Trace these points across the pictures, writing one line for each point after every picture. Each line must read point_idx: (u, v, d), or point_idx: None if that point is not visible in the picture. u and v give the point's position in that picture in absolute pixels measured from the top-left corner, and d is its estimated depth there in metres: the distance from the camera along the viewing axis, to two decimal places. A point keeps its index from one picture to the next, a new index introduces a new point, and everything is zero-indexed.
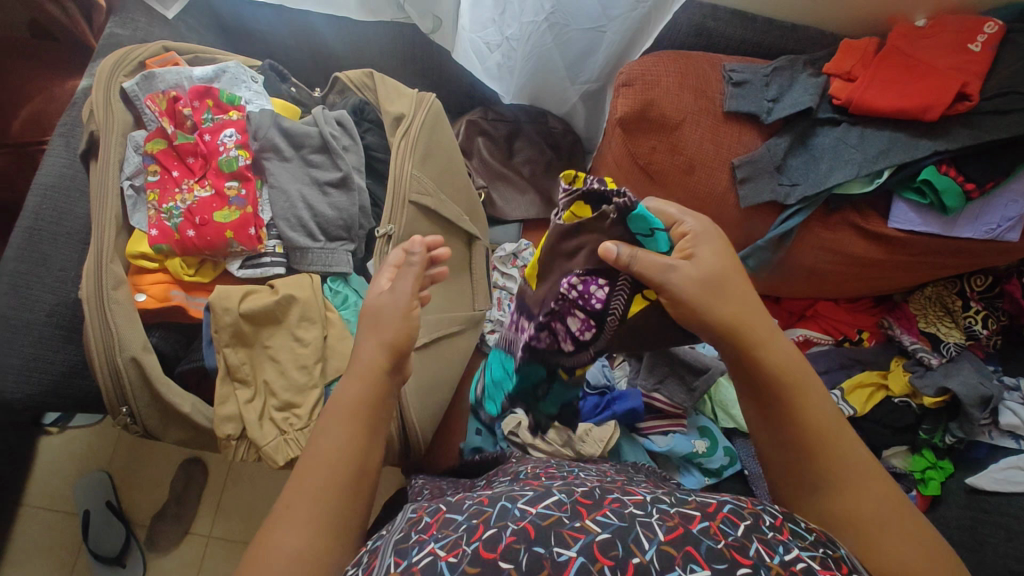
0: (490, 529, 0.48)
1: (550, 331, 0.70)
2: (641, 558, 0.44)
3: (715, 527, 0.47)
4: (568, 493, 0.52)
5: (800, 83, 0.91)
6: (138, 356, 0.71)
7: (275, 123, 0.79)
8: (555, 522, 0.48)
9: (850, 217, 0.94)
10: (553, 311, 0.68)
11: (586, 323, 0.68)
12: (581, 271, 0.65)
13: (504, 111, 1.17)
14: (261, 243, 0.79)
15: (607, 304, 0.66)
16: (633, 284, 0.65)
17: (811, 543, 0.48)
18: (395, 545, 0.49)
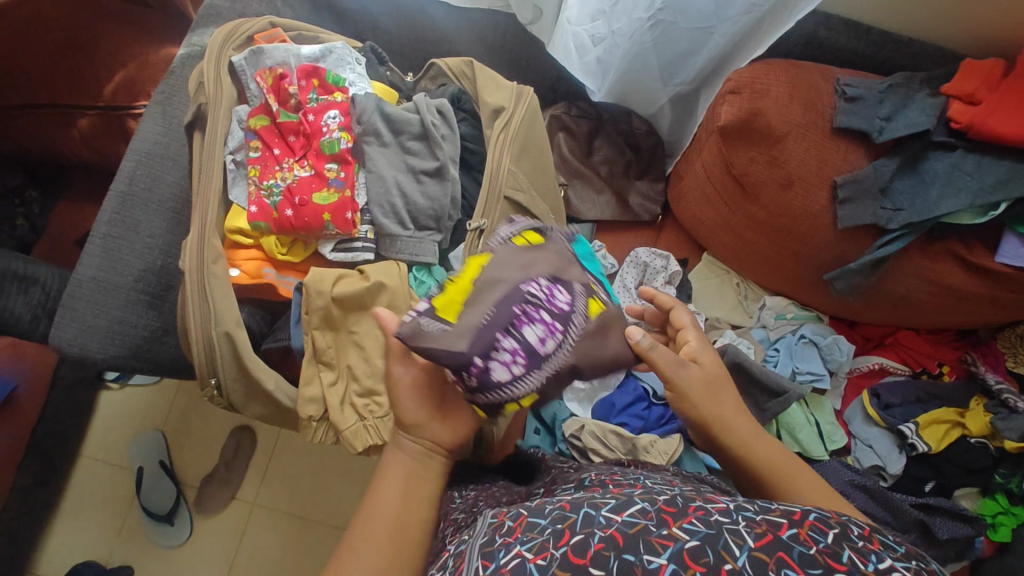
0: (577, 534, 0.43)
1: (500, 350, 0.57)
2: (733, 564, 0.39)
3: (805, 534, 0.41)
4: (648, 499, 0.46)
5: (917, 102, 0.85)
6: (232, 331, 0.71)
7: (377, 107, 0.79)
8: (641, 530, 0.42)
9: (954, 248, 0.89)
10: (514, 315, 0.58)
11: (551, 327, 0.60)
12: (546, 276, 0.63)
13: (588, 108, 1.15)
14: (355, 227, 0.78)
15: (572, 305, 0.63)
16: (585, 291, 0.67)
17: (904, 555, 0.41)
18: (480, 547, 0.45)
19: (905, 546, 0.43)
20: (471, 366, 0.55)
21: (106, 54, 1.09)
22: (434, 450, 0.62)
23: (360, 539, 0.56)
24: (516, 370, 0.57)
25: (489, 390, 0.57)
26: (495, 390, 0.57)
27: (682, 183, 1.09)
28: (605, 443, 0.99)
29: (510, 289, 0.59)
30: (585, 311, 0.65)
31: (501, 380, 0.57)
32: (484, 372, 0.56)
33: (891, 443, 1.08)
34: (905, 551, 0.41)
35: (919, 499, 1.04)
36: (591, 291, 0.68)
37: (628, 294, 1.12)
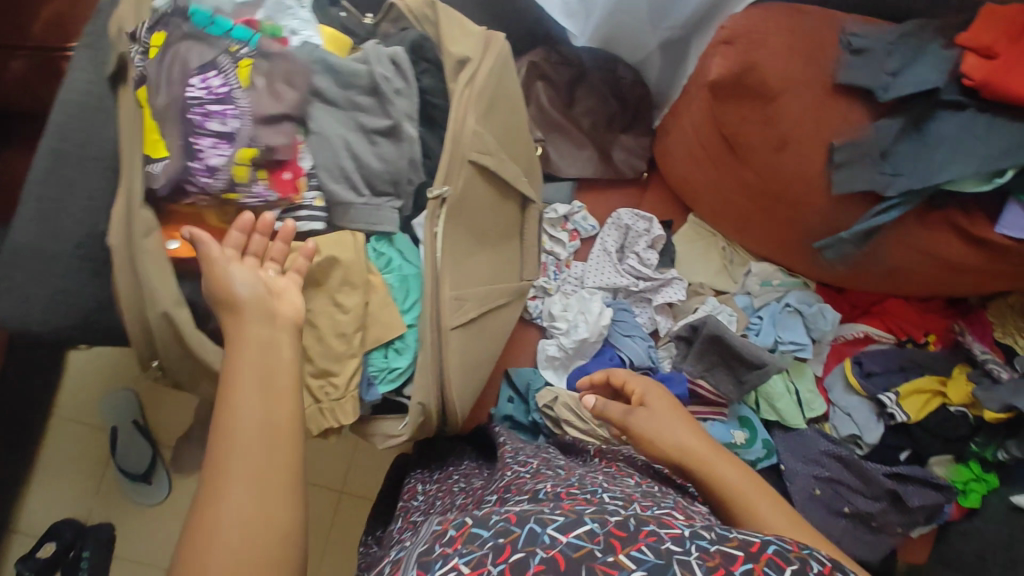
0: (516, 552, 0.41)
1: (203, 165, 0.65)
2: None
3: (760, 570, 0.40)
4: (599, 519, 0.44)
5: (928, 55, 0.77)
6: (170, 312, 0.66)
7: (321, 58, 0.70)
8: (586, 555, 0.41)
9: (953, 218, 0.83)
10: (192, 126, 0.64)
11: (212, 97, 0.65)
12: (191, 70, 0.64)
13: (570, 54, 1.06)
14: (298, 193, 0.71)
15: (229, 81, 0.65)
16: (231, 53, 0.66)
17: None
18: (419, 556, 0.43)
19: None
20: (199, 185, 0.65)
21: None
22: (283, 329, 0.59)
23: (230, 450, 0.50)
24: (225, 148, 0.65)
25: (229, 191, 0.66)
26: (235, 189, 0.67)
27: (668, 139, 1.01)
28: (579, 416, 0.97)
29: (173, 108, 0.64)
30: (240, 78, 0.66)
31: (227, 181, 0.66)
32: (211, 170, 0.65)
33: (869, 412, 1.06)
34: None
35: (892, 469, 1.04)
36: (237, 53, 0.66)
37: (608, 258, 1.07)
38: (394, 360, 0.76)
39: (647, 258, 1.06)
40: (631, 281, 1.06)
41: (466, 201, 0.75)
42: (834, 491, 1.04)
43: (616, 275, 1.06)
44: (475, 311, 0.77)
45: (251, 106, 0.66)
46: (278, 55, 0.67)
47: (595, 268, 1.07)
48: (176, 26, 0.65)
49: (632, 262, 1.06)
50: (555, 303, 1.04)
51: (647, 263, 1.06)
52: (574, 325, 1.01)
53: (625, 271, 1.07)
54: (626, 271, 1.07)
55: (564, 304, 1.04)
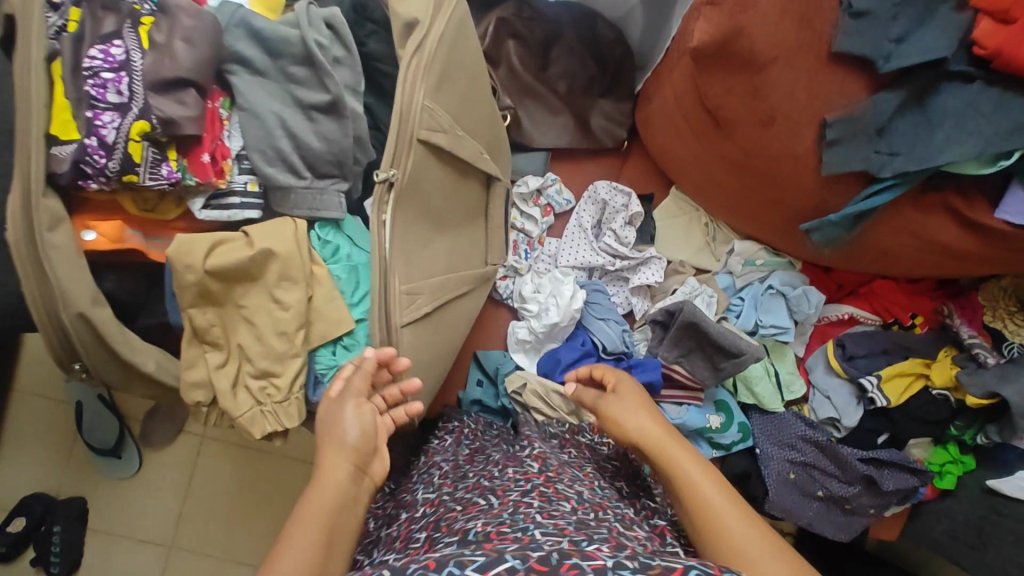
0: None
1: (97, 139, 0.56)
2: None
3: None
4: (521, 555, 0.40)
5: (939, 17, 0.68)
6: (86, 311, 0.59)
7: (243, 22, 0.61)
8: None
9: (950, 201, 0.77)
10: (86, 97, 0.56)
11: (106, 63, 0.56)
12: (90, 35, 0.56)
13: (543, 8, 0.96)
14: (223, 176, 0.64)
15: (129, 45, 0.57)
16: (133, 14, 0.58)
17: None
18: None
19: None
20: (93, 163, 0.56)
21: None
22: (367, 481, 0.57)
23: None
24: (119, 120, 0.56)
25: (127, 169, 0.57)
26: (135, 167, 0.57)
27: (650, 107, 0.92)
28: (547, 403, 0.93)
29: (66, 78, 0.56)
30: (139, 40, 0.57)
31: (125, 157, 0.57)
32: (105, 147, 0.56)
33: (849, 395, 1.03)
34: None
35: (868, 453, 1.02)
36: (140, 12, 0.58)
37: (583, 236, 1.01)
38: (342, 358, 0.71)
39: (625, 236, 0.99)
40: (607, 260, 1.00)
41: (418, 184, 0.68)
42: (807, 474, 1.02)
43: (591, 253, 1.00)
44: (431, 306, 0.71)
45: (147, 69, 0.57)
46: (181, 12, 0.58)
47: (569, 246, 1.01)
48: None
49: (608, 239, 1.00)
50: (526, 283, 0.99)
51: (624, 242, 0.99)
52: (544, 308, 0.96)
53: (601, 249, 1.00)
54: (602, 249, 1.00)
55: (535, 285, 0.98)
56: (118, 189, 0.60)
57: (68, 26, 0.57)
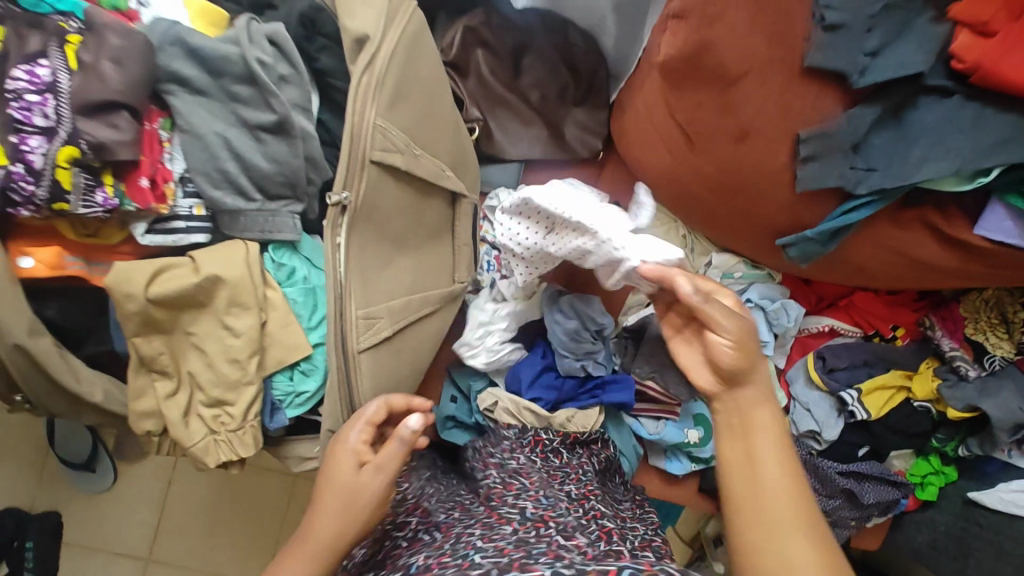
0: None
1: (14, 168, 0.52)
2: None
3: None
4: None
5: (916, 31, 0.66)
6: (24, 344, 0.58)
7: (178, 39, 0.58)
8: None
9: (929, 217, 0.75)
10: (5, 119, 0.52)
11: (31, 84, 0.52)
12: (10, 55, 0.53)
13: (512, 17, 0.92)
14: (166, 201, 0.61)
15: (48, 64, 0.53)
16: (54, 32, 0.54)
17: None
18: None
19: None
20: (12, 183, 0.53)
21: None
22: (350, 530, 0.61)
23: None
24: (46, 145, 0.53)
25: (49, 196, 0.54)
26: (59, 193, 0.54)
27: (623, 117, 0.89)
28: (519, 420, 0.88)
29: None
30: (65, 59, 0.54)
31: (47, 184, 0.54)
32: (33, 173, 0.53)
33: (830, 408, 1.01)
34: None
35: (850, 468, 1.01)
36: (63, 30, 0.54)
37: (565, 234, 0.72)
38: (300, 383, 0.68)
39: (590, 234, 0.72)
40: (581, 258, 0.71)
41: (375, 206, 0.66)
42: None
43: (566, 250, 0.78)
44: (392, 328, 0.69)
45: (76, 91, 0.53)
46: (108, 33, 0.55)
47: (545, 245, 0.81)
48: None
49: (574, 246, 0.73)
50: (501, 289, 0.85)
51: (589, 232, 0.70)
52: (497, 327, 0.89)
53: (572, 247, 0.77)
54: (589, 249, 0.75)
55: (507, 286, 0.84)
56: (50, 215, 0.58)
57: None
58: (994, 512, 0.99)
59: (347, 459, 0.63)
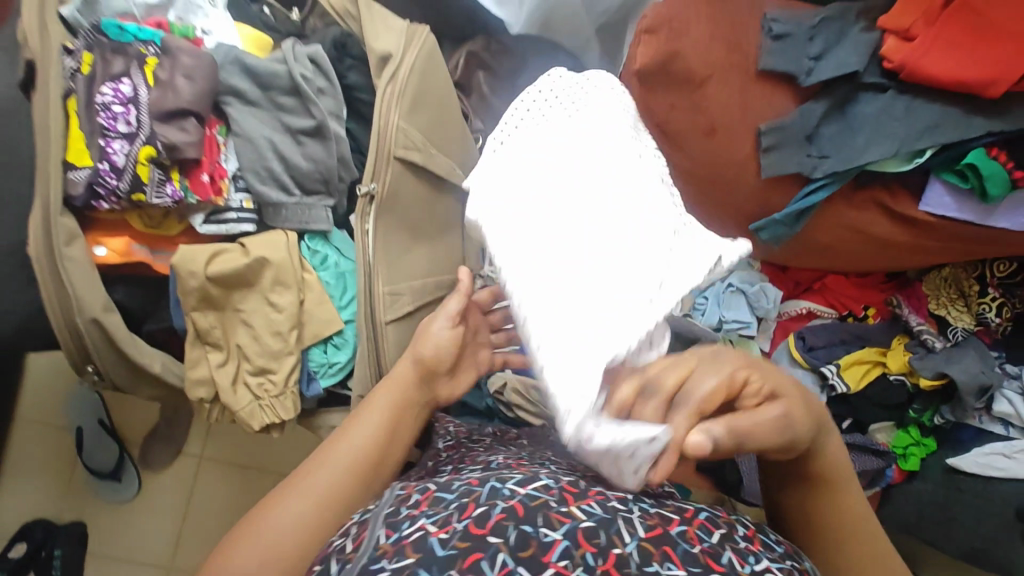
0: (480, 507, 0.44)
1: (104, 166, 0.64)
2: (622, 549, 0.42)
3: (692, 531, 0.45)
4: (554, 480, 0.48)
5: (850, 39, 0.78)
6: (99, 317, 0.67)
7: (236, 59, 0.70)
8: (542, 504, 0.43)
9: (879, 196, 0.86)
10: (98, 126, 0.64)
11: (117, 98, 0.64)
12: (104, 76, 0.65)
13: (507, 41, 1.02)
14: (221, 195, 0.72)
15: (132, 82, 0.65)
16: (135, 55, 0.66)
17: (778, 555, 0.47)
18: (385, 516, 0.45)
19: (782, 544, 0.49)
20: (100, 177, 0.64)
21: None
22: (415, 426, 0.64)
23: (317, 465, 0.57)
24: (128, 146, 0.64)
25: (126, 188, 0.65)
26: (134, 185, 0.65)
27: None
28: (527, 399, 0.95)
29: (84, 112, 0.65)
30: (145, 77, 0.65)
31: (127, 178, 0.64)
32: (116, 170, 0.64)
33: (812, 384, 1.09)
34: (780, 552, 0.47)
35: None
36: (144, 54, 0.66)
37: (571, 205, 0.58)
38: (333, 355, 0.77)
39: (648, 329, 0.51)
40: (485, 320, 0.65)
41: (397, 196, 0.76)
42: None
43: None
44: (413, 304, 0.78)
45: (152, 103, 0.65)
46: (180, 53, 0.67)
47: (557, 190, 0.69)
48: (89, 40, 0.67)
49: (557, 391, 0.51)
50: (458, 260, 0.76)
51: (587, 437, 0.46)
52: None
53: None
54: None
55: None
56: (126, 207, 0.68)
57: (81, 69, 0.66)
58: (974, 476, 1.06)
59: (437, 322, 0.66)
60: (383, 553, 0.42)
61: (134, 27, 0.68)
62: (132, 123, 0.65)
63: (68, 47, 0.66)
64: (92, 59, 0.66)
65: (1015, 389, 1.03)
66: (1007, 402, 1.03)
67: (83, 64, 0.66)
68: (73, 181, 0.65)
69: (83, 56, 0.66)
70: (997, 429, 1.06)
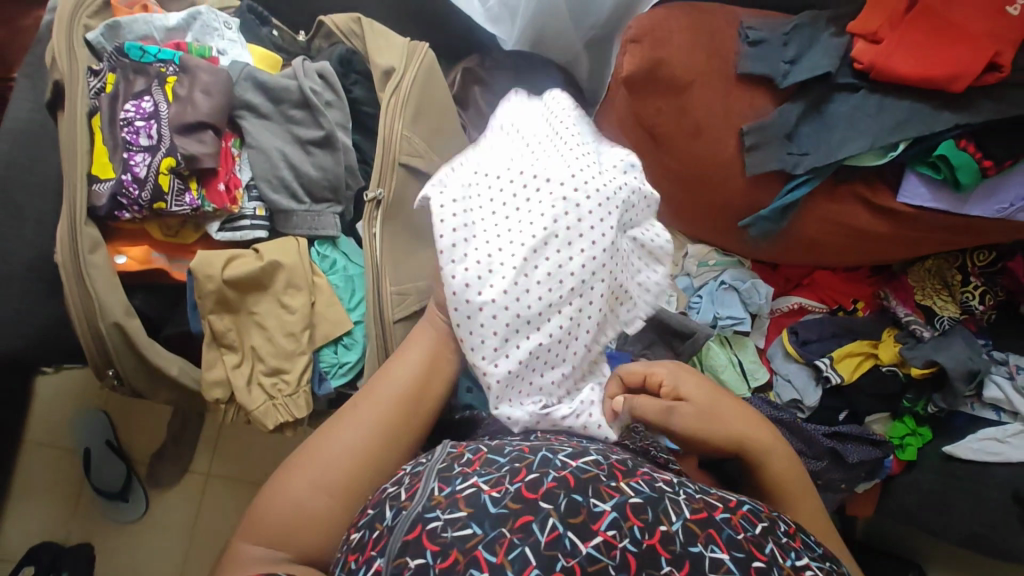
0: (533, 473, 0.42)
1: (128, 177, 0.68)
2: (667, 526, 0.40)
3: (736, 519, 0.42)
4: (602, 456, 0.47)
5: (822, 43, 0.84)
6: (121, 321, 0.70)
7: (250, 76, 0.76)
8: (593, 477, 0.42)
9: (859, 190, 0.90)
10: (123, 140, 0.69)
11: (139, 114, 0.69)
12: (128, 95, 0.70)
13: (502, 57, 1.07)
14: (236, 203, 0.75)
15: (154, 99, 0.70)
16: (157, 75, 0.71)
17: (821, 556, 0.44)
18: (438, 470, 0.44)
19: (822, 547, 0.46)
20: (124, 187, 0.68)
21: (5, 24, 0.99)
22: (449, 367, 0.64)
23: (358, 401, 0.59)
24: (150, 158, 0.68)
25: (147, 198, 0.69)
26: (155, 194, 0.69)
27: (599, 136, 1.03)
28: None
29: (110, 128, 0.69)
30: (164, 94, 0.70)
31: (148, 188, 0.68)
32: (138, 180, 0.68)
33: (808, 377, 1.11)
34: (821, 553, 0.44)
35: (833, 428, 1.10)
36: (164, 73, 0.71)
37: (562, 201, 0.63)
38: (343, 355, 0.80)
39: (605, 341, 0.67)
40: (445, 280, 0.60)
41: (403, 202, 0.80)
42: None
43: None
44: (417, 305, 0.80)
45: (172, 117, 0.69)
46: (197, 71, 0.71)
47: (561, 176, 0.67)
48: (114, 63, 0.72)
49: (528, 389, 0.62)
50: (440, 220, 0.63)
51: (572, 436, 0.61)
52: None
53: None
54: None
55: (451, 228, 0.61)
56: (146, 216, 0.72)
57: (106, 88, 0.71)
58: (969, 462, 1.08)
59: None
60: (436, 504, 0.40)
61: (156, 49, 0.73)
62: (154, 136, 0.69)
63: (94, 69, 0.72)
64: (117, 80, 0.71)
65: (1003, 375, 1.07)
66: (996, 387, 1.07)
67: (108, 84, 0.71)
68: (99, 192, 0.69)
69: (108, 77, 0.71)
70: (989, 415, 1.10)
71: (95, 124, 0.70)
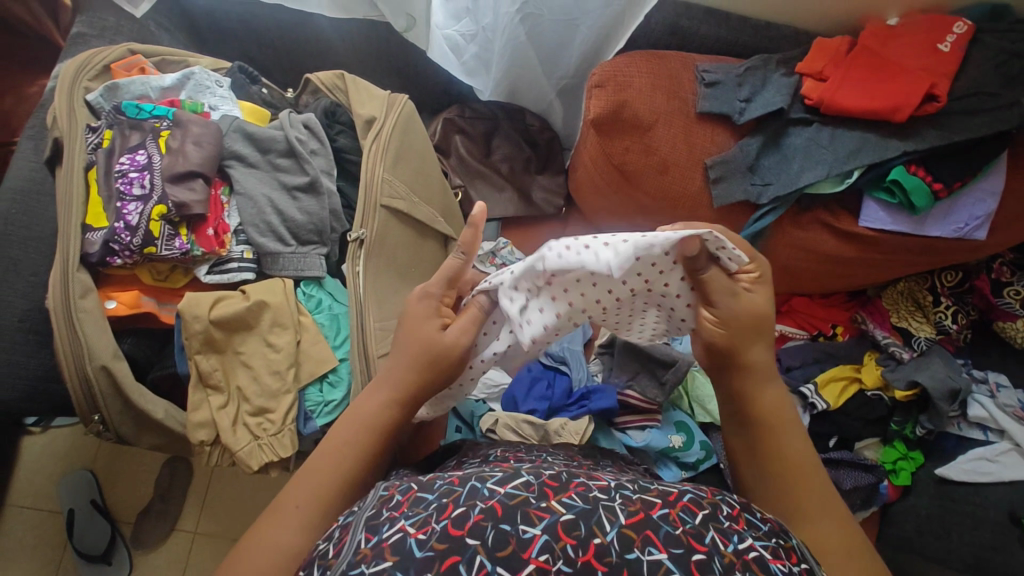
0: (457, 508, 0.39)
1: (121, 226, 0.71)
2: (601, 539, 0.37)
3: (675, 514, 0.40)
4: (534, 473, 0.44)
5: (773, 83, 0.91)
6: (108, 364, 0.71)
7: (239, 128, 0.81)
8: (521, 501, 0.39)
9: (821, 217, 0.94)
10: (118, 188, 0.72)
11: (133, 166, 0.73)
12: (124, 150, 0.74)
13: (480, 108, 1.14)
14: (224, 247, 0.79)
15: (147, 151, 0.74)
16: (152, 130, 0.75)
17: (766, 532, 0.41)
18: (365, 520, 0.41)
19: (770, 522, 0.43)
20: (116, 234, 0.71)
21: (15, 95, 1.06)
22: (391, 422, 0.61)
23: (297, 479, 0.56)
24: (142, 207, 0.72)
25: (137, 244, 0.71)
26: (143, 239, 0.71)
27: (576, 175, 1.07)
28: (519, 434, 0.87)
29: (107, 179, 0.73)
30: (158, 146, 0.74)
31: (138, 234, 0.71)
32: (130, 227, 0.71)
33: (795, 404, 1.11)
34: (765, 529, 0.41)
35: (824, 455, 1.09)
36: (159, 128, 0.76)
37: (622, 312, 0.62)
38: (329, 393, 0.81)
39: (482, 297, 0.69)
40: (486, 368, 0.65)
41: (384, 240, 0.84)
42: None
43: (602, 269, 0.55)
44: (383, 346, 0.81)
45: (164, 167, 0.73)
46: (190, 124, 0.76)
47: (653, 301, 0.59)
48: (111, 119, 0.77)
49: None
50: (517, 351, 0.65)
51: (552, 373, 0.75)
52: None
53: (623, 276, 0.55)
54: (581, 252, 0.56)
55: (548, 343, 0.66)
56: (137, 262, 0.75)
57: (103, 143, 0.75)
58: (963, 484, 1.07)
59: (430, 322, 0.63)
60: (361, 559, 0.38)
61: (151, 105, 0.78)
62: (146, 183, 0.73)
63: (93, 125, 0.77)
64: (114, 136, 0.75)
65: (984, 393, 1.09)
66: (980, 406, 1.08)
67: (106, 140, 0.76)
68: (91, 239, 0.72)
69: (106, 133, 0.76)
70: (977, 435, 1.10)
71: (92, 178, 0.74)
